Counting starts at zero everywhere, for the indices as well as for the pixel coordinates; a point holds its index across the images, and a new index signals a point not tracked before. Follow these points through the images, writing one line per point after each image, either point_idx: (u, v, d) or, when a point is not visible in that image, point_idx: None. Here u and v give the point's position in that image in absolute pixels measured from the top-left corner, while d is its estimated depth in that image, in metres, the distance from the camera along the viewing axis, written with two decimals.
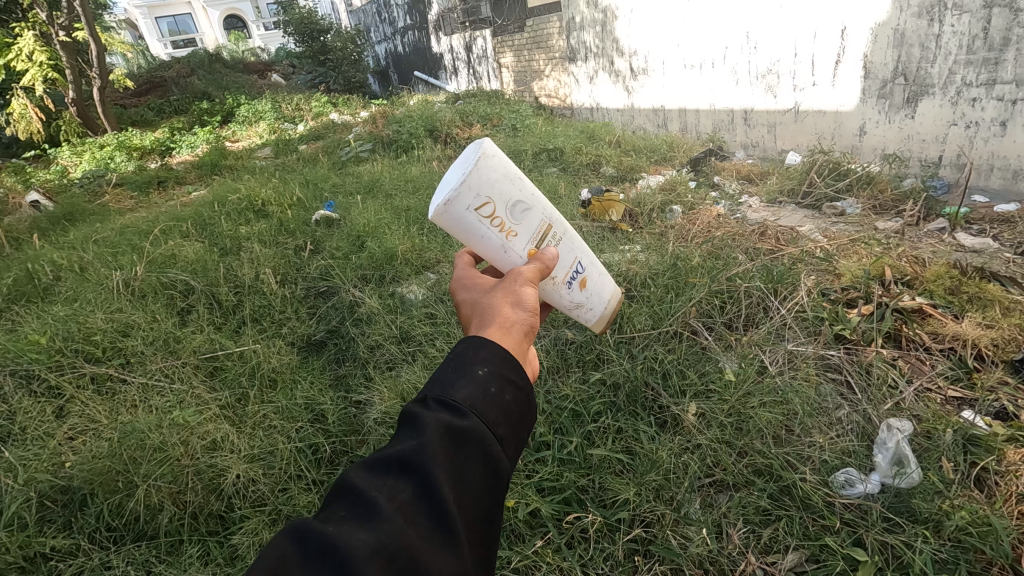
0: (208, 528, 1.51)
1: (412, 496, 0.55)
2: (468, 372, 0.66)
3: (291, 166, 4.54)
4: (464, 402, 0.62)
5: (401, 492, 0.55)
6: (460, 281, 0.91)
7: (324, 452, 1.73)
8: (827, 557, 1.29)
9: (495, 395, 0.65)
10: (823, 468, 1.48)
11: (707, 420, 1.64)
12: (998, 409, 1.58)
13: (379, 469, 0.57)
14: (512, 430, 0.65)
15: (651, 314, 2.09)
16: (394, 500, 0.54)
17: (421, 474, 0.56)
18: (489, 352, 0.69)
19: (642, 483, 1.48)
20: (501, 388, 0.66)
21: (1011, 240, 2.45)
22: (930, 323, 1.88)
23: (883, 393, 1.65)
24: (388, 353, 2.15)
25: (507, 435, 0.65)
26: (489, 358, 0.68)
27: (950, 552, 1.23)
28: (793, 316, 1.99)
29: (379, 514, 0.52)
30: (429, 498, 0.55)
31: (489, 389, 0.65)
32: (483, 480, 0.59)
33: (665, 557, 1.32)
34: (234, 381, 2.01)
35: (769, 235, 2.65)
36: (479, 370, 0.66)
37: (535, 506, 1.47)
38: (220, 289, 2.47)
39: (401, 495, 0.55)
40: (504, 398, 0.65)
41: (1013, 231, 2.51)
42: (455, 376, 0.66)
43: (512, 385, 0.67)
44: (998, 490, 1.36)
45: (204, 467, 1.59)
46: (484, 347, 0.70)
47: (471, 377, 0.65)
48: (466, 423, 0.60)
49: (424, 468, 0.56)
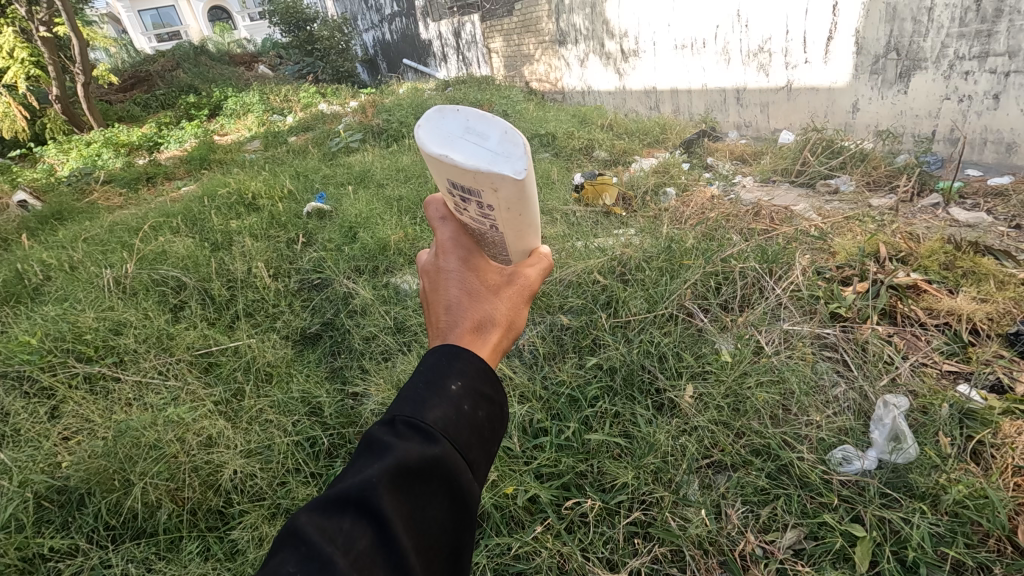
0: (207, 524, 1.51)
1: (370, 544, 0.55)
2: (440, 392, 0.64)
3: (281, 159, 4.49)
4: (435, 424, 0.62)
5: (357, 540, 0.55)
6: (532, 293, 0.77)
7: (323, 444, 1.73)
8: (825, 534, 1.31)
9: (467, 415, 0.64)
10: (820, 446, 1.50)
11: (704, 402, 1.65)
12: (994, 381, 1.60)
13: (334, 512, 0.57)
14: (484, 453, 0.66)
15: (646, 297, 2.09)
16: (350, 551, 0.54)
17: (378, 520, 0.56)
18: (466, 361, 0.67)
19: (641, 467, 1.50)
20: (473, 406, 0.66)
21: (1005, 214, 2.46)
22: (925, 300, 1.89)
23: (879, 369, 1.66)
24: (384, 344, 2.14)
25: (479, 456, 0.65)
26: (463, 371, 0.66)
27: (947, 526, 1.25)
28: (788, 295, 2.00)
29: (332, 572, 0.52)
30: (386, 543, 0.56)
31: (463, 407, 0.64)
32: (451, 507, 0.61)
33: (665, 538, 1.34)
34: (229, 376, 2.01)
35: (763, 214, 2.65)
36: (451, 390, 0.65)
37: (534, 492, 1.47)
38: (212, 285, 2.45)
39: (358, 543, 0.55)
40: (469, 429, 0.64)
41: (1007, 205, 2.52)
42: (426, 394, 0.64)
43: (483, 400, 0.67)
44: (994, 462, 1.37)
45: (201, 464, 1.59)
46: (463, 357, 0.67)
47: (441, 395, 0.64)
48: (434, 455, 0.60)
49: (382, 514, 0.56)
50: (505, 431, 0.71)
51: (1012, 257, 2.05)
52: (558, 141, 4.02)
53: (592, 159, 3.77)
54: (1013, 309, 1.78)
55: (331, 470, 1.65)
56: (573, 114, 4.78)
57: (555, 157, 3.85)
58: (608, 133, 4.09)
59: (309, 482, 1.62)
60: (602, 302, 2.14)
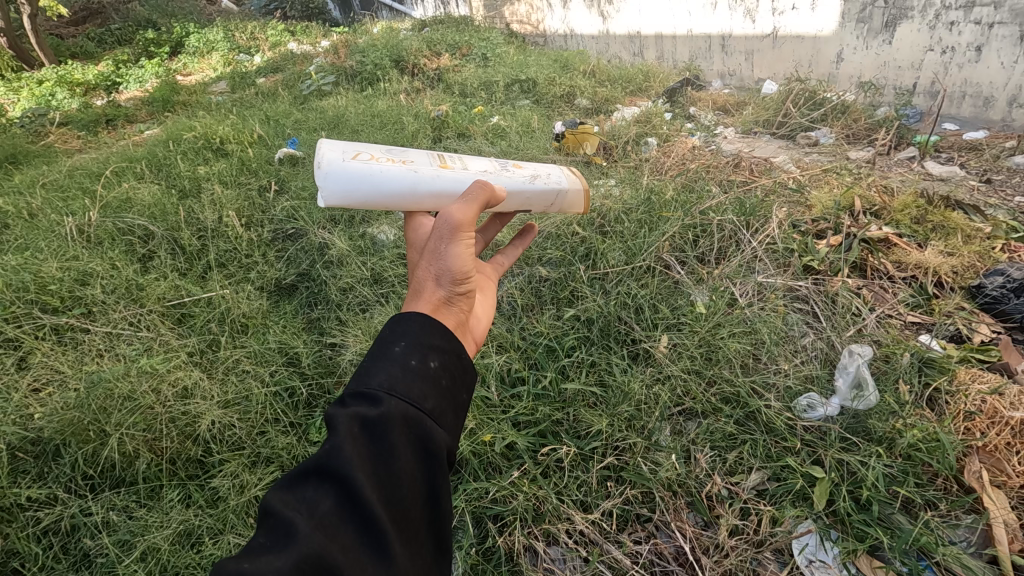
0: (187, 472, 1.53)
1: (334, 503, 0.60)
2: (385, 359, 0.72)
3: (250, 102, 4.29)
4: (381, 384, 0.69)
5: (321, 502, 0.60)
6: (457, 232, 0.86)
7: (302, 395, 1.75)
8: (787, 475, 1.38)
9: (414, 369, 0.72)
10: (787, 394, 1.55)
11: (678, 352, 1.70)
12: (954, 332, 1.68)
13: (298, 485, 0.62)
14: (442, 404, 0.72)
15: (624, 249, 2.09)
16: (315, 513, 0.59)
17: (338, 478, 0.61)
18: (407, 327, 0.77)
19: (615, 414, 1.55)
20: (420, 361, 0.73)
21: (977, 169, 2.51)
22: (895, 253, 1.95)
23: (847, 321, 1.71)
24: (361, 296, 2.13)
25: (437, 406, 0.71)
26: (405, 334, 0.75)
27: (901, 467, 1.33)
28: (763, 248, 2.02)
29: (297, 531, 0.56)
30: (348, 499, 0.60)
31: (408, 363, 0.72)
32: (412, 458, 0.66)
33: (637, 481, 1.41)
34: (204, 327, 1.98)
35: (743, 166, 2.64)
36: (395, 354, 0.73)
37: (511, 439, 1.52)
38: (181, 234, 2.38)
39: (322, 505, 0.60)
40: (420, 384, 0.70)
41: (979, 160, 2.57)
42: (372, 364, 0.72)
43: (432, 353, 0.75)
44: (948, 408, 1.45)
45: (178, 414, 1.59)
46: (403, 320, 0.78)
47: (385, 361, 0.72)
48: (382, 409, 0.66)
49: (339, 472, 0.61)
50: (466, 385, 0.77)
51: (981, 212, 2.10)
52: (540, 88, 3.90)
53: (574, 107, 3.68)
54: (975, 264, 1.85)
55: (310, 420, 1.68)
56: (556, 60, 4.62)
57: (536, 104, 3.75)
58: (590, 80, 3.98)
59: (289, 431, 1.65)
60: (580, 254, 2.13)
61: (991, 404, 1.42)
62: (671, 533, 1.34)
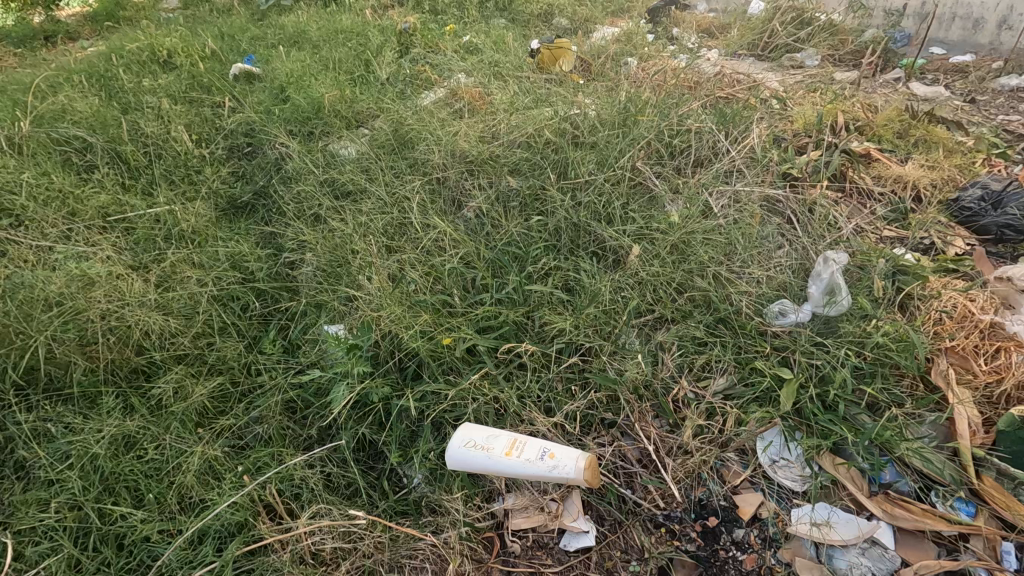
0: (126, 379, 1.49)
1: None
2: None
3: (201, 17, 3.92)
4: None
5: None
6: None
7: (255, 309, 1.70)
8: (754, 377, 1.45)
9: None
10: (761, 300, 1.60)
11: (649, 256, 1.68)
12: (929, 244, 1.77)
13: None
14: None
15: (597, 158, 2.00)
16: None
17: None
18: None
19: (580, 316, 1.53)
20: None
21: (962, 90, 2.47)
22: (875, 166, 1.99)
23: (822, 228, 1.77)
24: (316, 205, 2.03)
25: None
26: None
27: (870, 366, 1.43)
28: (741, 158, 1.99)
29: None
30: None
31: None
32: None
33: (602, 384, 1.43)
34: (149, 242, 1.84)
35: (725, 81, 2.52)
36: None
37: (472, 342, 1.46)
38: (123, 147, 2.18)
39: None
40: None
41: (964, 81, 2.51)
42: None
43: None
44: (919, 313, 1.54)
45: (113, 321, 1.53)
46: None
47: None
48: None
49: None
50: None
51: (962, 129, 2.16)
52: (515, 4, 3.63)
53: (552, 27, 3.45)
54: (941, 184, 1.91)
55: (265, 332, 1.66)
56: None
57: (511, 22, 3.50)
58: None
59: (237, 338, 1.63)
60: (551, 161, 2.03)
61: (962, 305, 1.51)
62: (636, 436, 1.42)
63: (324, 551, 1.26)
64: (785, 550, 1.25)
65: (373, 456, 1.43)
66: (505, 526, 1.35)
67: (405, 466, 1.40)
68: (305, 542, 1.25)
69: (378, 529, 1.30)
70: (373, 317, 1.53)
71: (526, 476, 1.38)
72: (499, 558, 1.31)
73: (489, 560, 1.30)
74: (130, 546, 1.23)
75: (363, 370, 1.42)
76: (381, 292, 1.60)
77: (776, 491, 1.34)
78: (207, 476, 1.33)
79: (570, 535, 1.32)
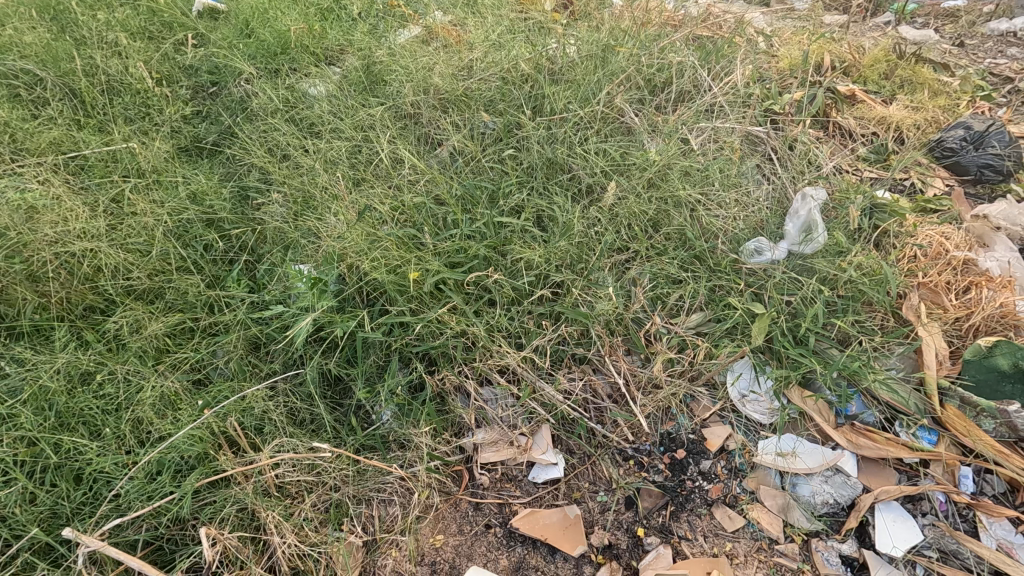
0: (80, 314, 1.45)
1: None
2: None
3: None
4: None
5: None
6: None
7: (218, 249, 1.62)
8: (726, 313, 1.44)
9: None
10: (736, 237, 1.58)
11: (624, 193, 1.63)
12: (907, 186, 1.74)
13: None
14: None
15: (576, 93, 1.90)
16: None
17: None
18: None
19: (552, 250, 1.50)
20: None
21: (951, 34, 2.39)
22: (860, 108, 1.93)
23: (802, 164, 1.74)
24: (279, 136, 1.89)
25: None
26: None
27: (843, 301, 1.42)
28: (724, 95, 1.91)
29: None
30: None
31: None
32: None
33: (573, 319, 1.42)
34: (107, 180, 1.72)
35: (713, 16, 2.39)
36: None
37: (441, 276, 1.43)
38: (77, 82, 2.01)
39: None
40: None
41: (955, 25, 2.43)
42: None
43: None
44: (894, 249, 1.52)
45: (65, 256, 1.48)
46: None
47: None
48: None
49: None
50: None
51: (948, 70, 2.09)
52: None
53: None
54: (924, 126, 1.85)
55: (230, 273, 1.58)
56: None
57: None
58: None
59: (197, 275, 1.56)
60: (527, 96, 1.94)
61: (937, 243, 1.50)
62: (606, 371, 1.40)
63: (288, 484, 1.26)
64: (750, 479, 1.26)
65: (340, 390, 1.41)
66: (473, 460, 1.33)
67: (372, 402, 1.37)
68: (268, 475, 1.23)
69: (344, 462, 1.28)
70: (338, 251, 1.47)
71: (495, 412, 1.36)
72: (467, 491, 1.30)
73: (457, 492, 1.29)
74: (86, 478, 1.20)
75: (328, 305, 1.38)
76: (347, 226, 1.54)
77: (743, 424, 1.34)
78: (162, 406, 1.29)
79: (539, 467, 1.31)
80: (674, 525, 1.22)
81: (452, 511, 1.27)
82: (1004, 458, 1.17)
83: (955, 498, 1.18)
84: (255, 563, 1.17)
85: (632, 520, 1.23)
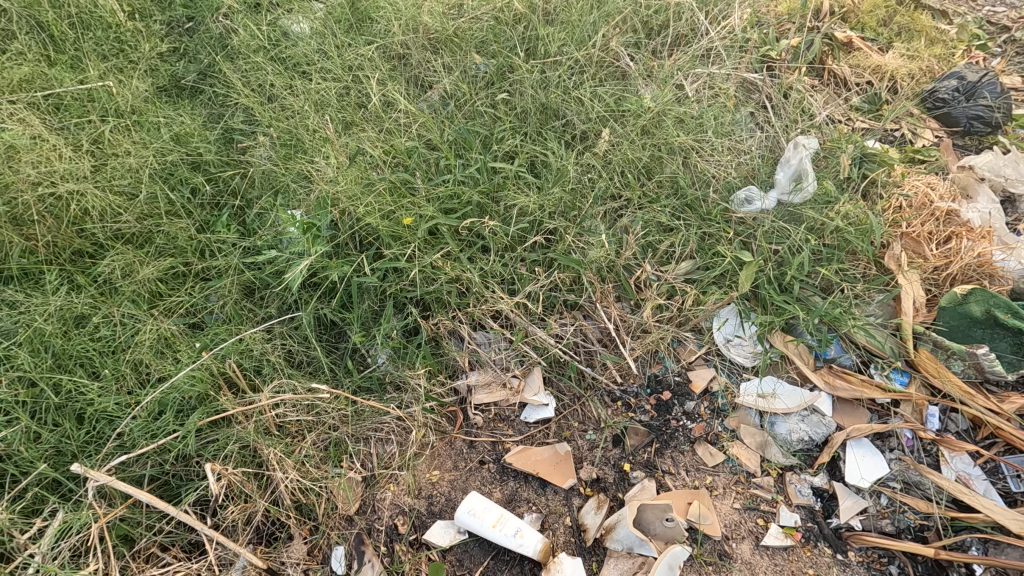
0: (69, 257, 1.43)
1: None
2: None
3: None
4: None
5: None
6: None
7: (207, 193, 1.60)
8: (716, 260, 1.47)
9: None
10: (728, 186, 1.59)
11: (618, 141, 1.62)
12: (897, 137, 1.76)
13: None
14: None
15: (570, 34, 1.85)
16: None
17: None
18: None
19: (546, 198, 1.50)
20: None
21: None
22: (856, 56, 1.90)
23: (796, 113, 1.73)
24: (264, 75, 1.83)
25: None
26: None
27: (828, 250, 1.46)
28: (721, 40, 1.87)
29: None
30: None
31: None
32: None
33: (566, 265, 1.44)
34: (84, 120, 1.66)
35: None
36: None
37: (435, 223, 1.43)
38: (44, 14, 1.90)
39: None
40: None
41: None
42: None
43: None
44: (881, 200, 1.55)
45: (50, 200, 1.46)
46: None
47: None
48: None
49: None
50: None
51: (946, 18, 2.06)
52: None
53: None
54: (918, 75, 1.84)
55: (219, 217, 1.57)
56: None
57: None
58: None
59: (185, 219, 1.54)
60: (520, 38, 1.88)
61: (922, 193, 1.52)
62: (597, 317, 1.44)
63: (289, 423, 1.30)
64: (731, 418, 1.33)
65: (335, 334, 1.43)
66: (468, 401, 1.38)
67: (368, 345, 1.39)
68: (268, 415, 1.27)
69: (342, 403, 1.32)
70: (330, 195, 1.46)
71: (488, 355, 1.39)
72: (462, 430, 1.35)
73: (452, 432, 1.34)
74: (89, 419, 1.22)
75: (322, 250, 1.38)
76: (339, 170, 1.52)
77: (727, 366, 1.39)
78: (160, 349, 1.31)
79: (531, 408, 1.36)
80: (658, 461, 1.29)
81: (447, 449, 1.32)
82: (970, 398, 1.24)
83: (921, 434, 1.26)
84: (259, 498, 1.22)
85: (619, 456, 1.29)
